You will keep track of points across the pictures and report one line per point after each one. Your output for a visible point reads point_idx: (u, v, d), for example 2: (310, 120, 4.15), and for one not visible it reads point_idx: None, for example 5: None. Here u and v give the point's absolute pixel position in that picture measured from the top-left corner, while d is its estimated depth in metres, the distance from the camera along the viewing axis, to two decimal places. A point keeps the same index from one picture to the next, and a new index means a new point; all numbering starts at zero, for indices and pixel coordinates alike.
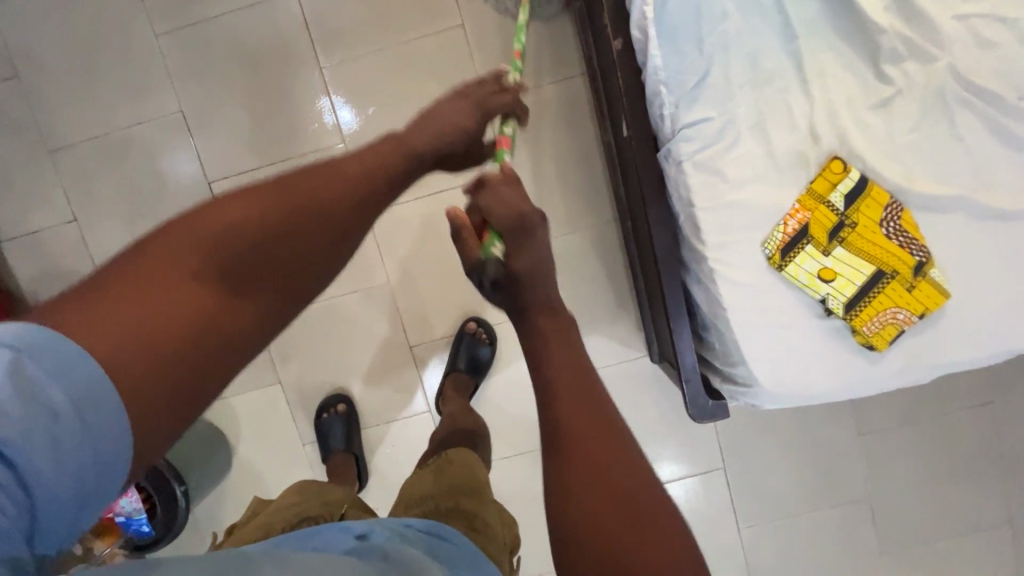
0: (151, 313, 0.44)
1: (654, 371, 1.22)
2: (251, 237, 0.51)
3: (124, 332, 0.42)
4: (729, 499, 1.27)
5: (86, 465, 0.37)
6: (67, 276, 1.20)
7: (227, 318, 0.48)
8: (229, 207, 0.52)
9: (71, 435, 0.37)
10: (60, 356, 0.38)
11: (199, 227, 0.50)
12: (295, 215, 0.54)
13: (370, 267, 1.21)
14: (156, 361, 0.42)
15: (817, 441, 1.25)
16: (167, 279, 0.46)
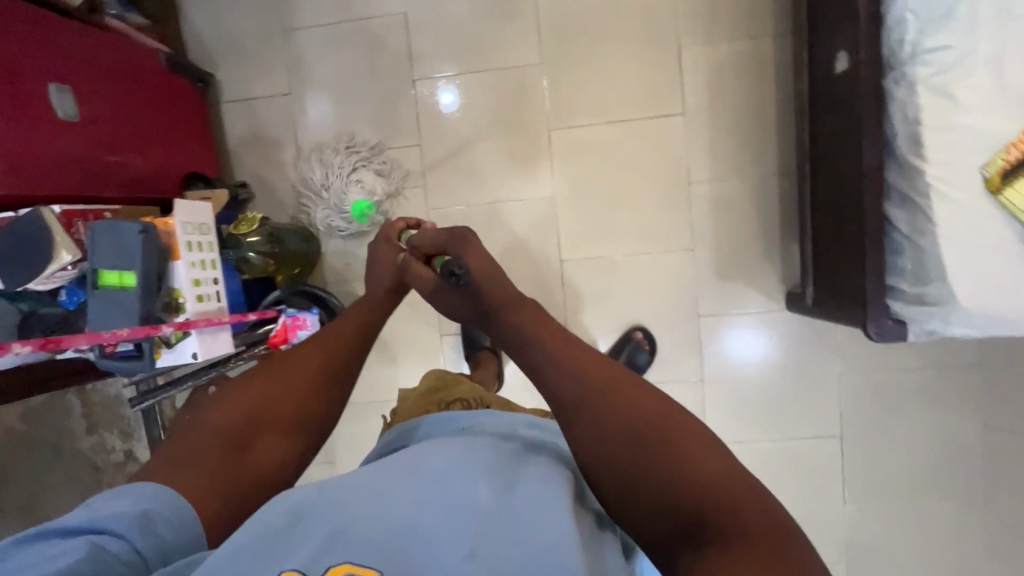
0: (202, 452, 0.58)
1: (786, 326, 1.26)
2: (238, 406, 0.63)
3: (196, 466, 0.56)
4: (838, 469, 1.28)
5: (159, 534, 0.49)
6: (269, 143, 1.34)
7: (252, 463, 0.60)
8: (241, 387, 0.65)
9: (137, 514, 0.49)
10: (139, 493, 0.51)
11: (239, 387, 0.65)
12: (277, 396, 0.66)
13: (538, 181, 1.29)
14: (226, 487, 0.56)
15: (939, 429, 1.25)
16: (208, 439, 0.59)
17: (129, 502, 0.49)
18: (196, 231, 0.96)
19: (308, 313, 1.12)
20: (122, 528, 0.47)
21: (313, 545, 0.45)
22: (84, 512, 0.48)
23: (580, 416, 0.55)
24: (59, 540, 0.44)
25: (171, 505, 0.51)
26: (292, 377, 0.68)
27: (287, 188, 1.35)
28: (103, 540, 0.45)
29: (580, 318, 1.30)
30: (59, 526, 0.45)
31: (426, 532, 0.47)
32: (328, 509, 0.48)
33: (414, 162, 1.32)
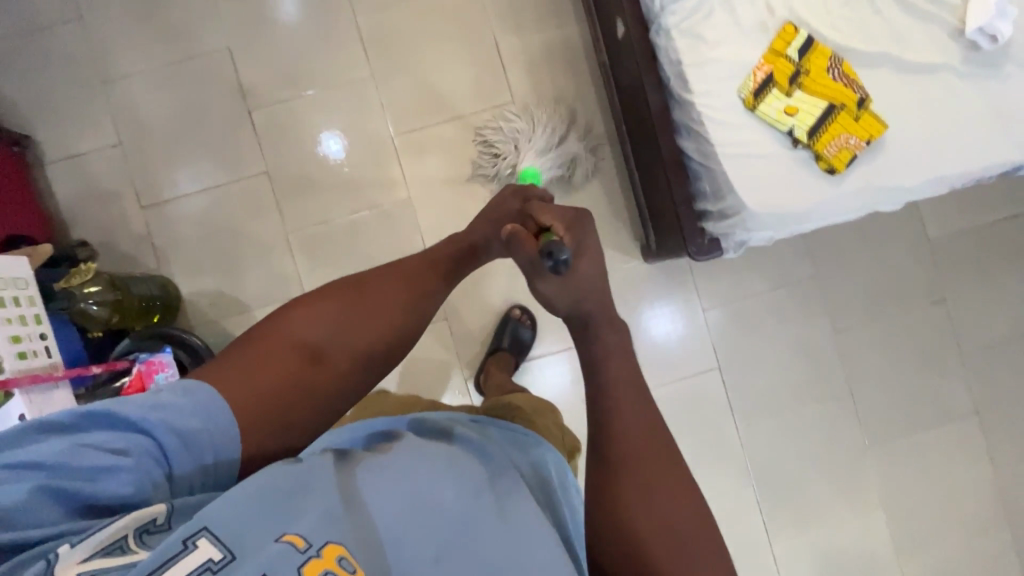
0: (260, 368, 0.56)
1: (648, 275, 1.35)
2: (334, 321, 0.61)
3: (251, 380, 0.55)
4: (725, 398, 1.37)
5: (199, 456, 0.50)
6: (105, 196, 1.28)
7: (319, 386, 0.59)
8: (318, 302, 0.62)
9: (188, 427, 0.50)
10: (196, 399, 0.51)
11: (314, 302, 0.62)
12: (373, 317, 0.63)
13: (393, 185, 1.33)
14: (280, 412, 0.55)
15: (799, 340, 1.38)
16: (269, 352, 0.57)
17: (178, 402, 0.51)
18: (9, 286, 0.90)
19: (163, 355, 1.06)
20: (168, 446, 0.49)
21: (313, 518, 0.45)
22: (139, 402, 0.49)
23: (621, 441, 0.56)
24: (116, 440, 0.47)
25: (209, 419, 0.51)
26: (381, 305, 0.65)
27: (132, 239, 1.29)
28: (143, 453, 0.47)
29: None
30: (120, 418, 0.48)
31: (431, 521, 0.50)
32: (331, 481, 0.49)
33: (266, 188, 1.31)
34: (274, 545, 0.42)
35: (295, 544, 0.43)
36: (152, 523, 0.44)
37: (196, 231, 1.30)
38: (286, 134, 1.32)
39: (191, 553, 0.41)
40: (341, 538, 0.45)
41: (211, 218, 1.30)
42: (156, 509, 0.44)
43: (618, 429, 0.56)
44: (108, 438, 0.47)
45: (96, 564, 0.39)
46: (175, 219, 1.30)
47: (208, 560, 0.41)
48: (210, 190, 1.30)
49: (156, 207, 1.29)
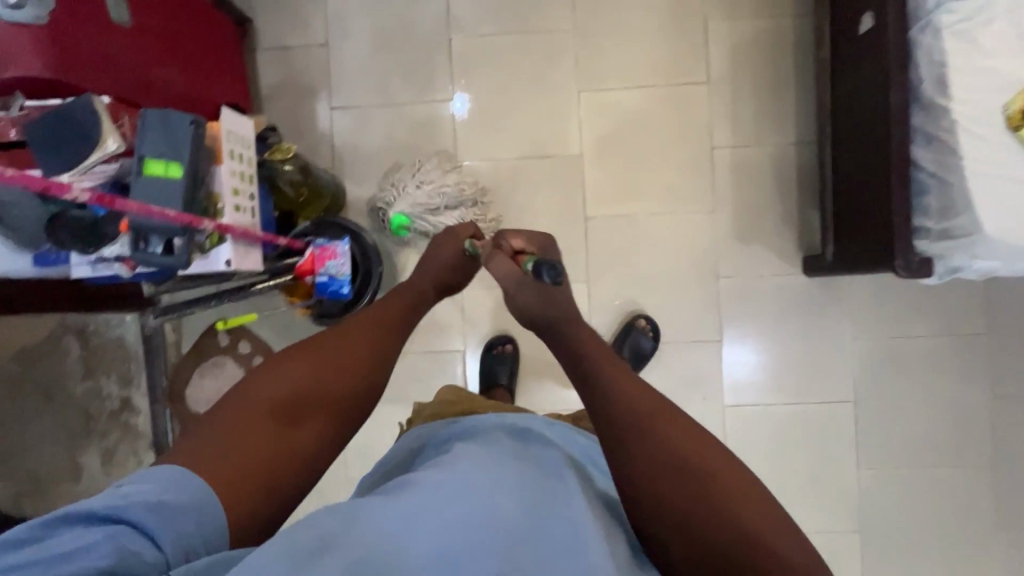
0: (243, 440, 0.62)
1: (803, 290, 1.29)
2: (298, 380, 0.68)
3: (233, 456, 0.61)
4: (853, 435, 1.29)
5: (181, 526, 0.54)
6: (302, 90, 1.35)
7: (295, 442, 0.65)
8: (276, 372, 0.68)
9: (162, 504, 0.53)
10: (162, 479, 0.56)
11: (268, 369, 0.69)
12: (338, 370, 0.70)
13: (567, 139, 1.32)
14: (267, 470, 0.62)
15: (953, 396, 1.27)
16: (241, 422, 0.64)
17: (141, 489, 0.54)
18: (239, 143, 0.96)
19: (338, 245, 1.09)
20: (145, 521, 0.52)
21: (342, 573, 0.48)
22: (103, 496, 0.53)
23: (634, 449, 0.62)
24: (92, 530, 0.50)
25: (181, 487, 0.56)
26: (338, 359, 0.71)
27: (316, 136, 1.35)
28: (122, 533, 0.51)
29: (601, 274, 1.32)
30: (87, 513, 0.51)
31: (465, 567, 0.52)
32: (351, 542, 0.52)
33: (446, 115, 1.34)
34: None
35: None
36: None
37: (373, 142, 1.35)
38: (478, 68, 1.34)
39: None
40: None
41: (390, 133, 1.35)
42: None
43: (620, 421, 0.64)
44: (86, 532, 0.50)
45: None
46: (358, 126, 1.35)
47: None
48: (395, 106, 1.35)
49: (343, 110, 1.35)
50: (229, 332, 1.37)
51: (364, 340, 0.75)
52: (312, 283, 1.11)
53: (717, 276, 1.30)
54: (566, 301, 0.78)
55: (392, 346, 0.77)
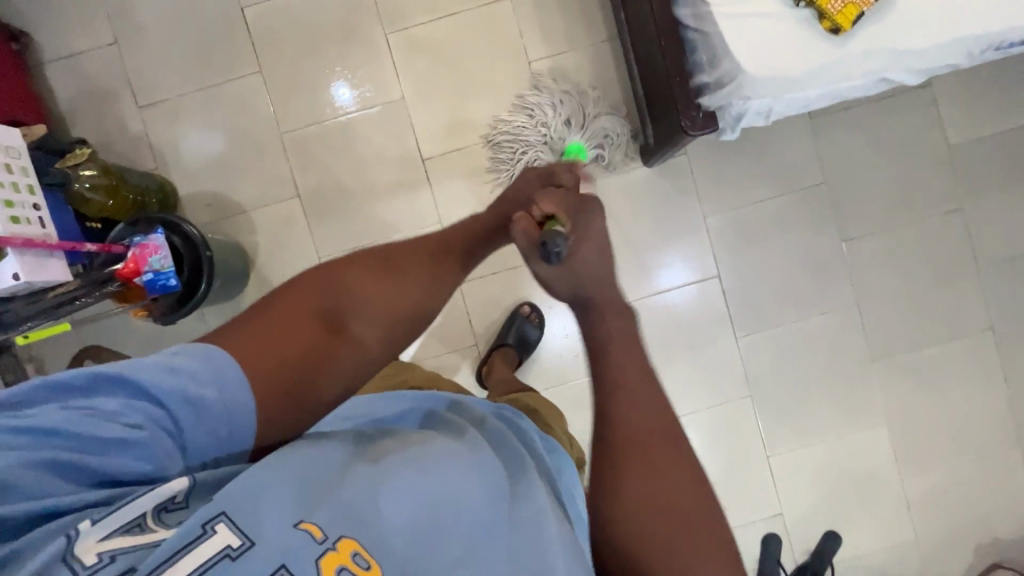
0: (286, 333, 0.58)
1: (647, 181, 1.32)
2: (361, 296, 0.65)
3: (273, 345, 0.57)
4: (723, 307, 1.34)
5: (212, 427, 0.52)
6: (102, 96, 1.29)
7: (341, 357, 0.61)
8: (331, 276, 0.65)
9: (205, 399, 0.51)
10: (213, 364, 0.53)
11: (330, 272, 0.65)
12: (400, 297, 0.67)
13: (386, 85, 1.30)
14: (299, 375, 0.58)
15: (804, 248, 1.33)
16: (286, 319, 0.59)
17: (195, 369, 0.51)
18: (3, 153, 0.92)
19: (155, 239, 1.06)
20: (181, 415, 0.50)
21: (328, 514, 0.46)
22: (159, 366, 0.50)
23: (623, 417, 0.60)
24: (131, 407, 0.48)
25: (230, 388, 0.53)
26: (400, 280, 0.68)
27: (130, 139, 1.29)
28: (156, 420, 0.49)
29: (452, 212, 1.31)
30: (135, 385, 0.48)
31: (448, 519, 0.51)
32: (354, 483, 0.50)
33: (259, 89, 1.30)
34: (293, 530, 0.44)
35: (312, 534, 0.44)
36: (170, 501, 0.46)
37: (192, 132, 1.30)
38: (279, 32, 1.30)
39: (208, 536, 0.42)
40: (356, 531, 0.46)
41: (207, 119, 1.30)
42: (178, 486, 0.47)
43: (653, 467, 0.57)
44: (123, 407, 0.47)
45: (119, 540, 0.41)
46: (172, 119, 1.30)
47: (225, 547, 0.42)
48: (205, 90, 1.30)
49: (152, 107, 1.30)
50: (93, 359, 1.30)
51: (424, 268, 0.71)
52: (142, 284, 1.07)
53: None
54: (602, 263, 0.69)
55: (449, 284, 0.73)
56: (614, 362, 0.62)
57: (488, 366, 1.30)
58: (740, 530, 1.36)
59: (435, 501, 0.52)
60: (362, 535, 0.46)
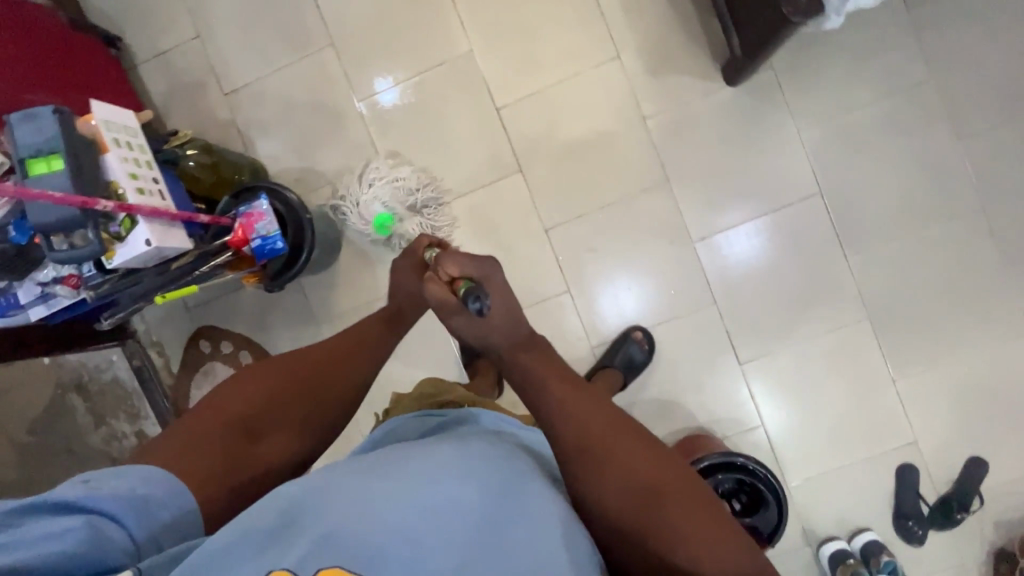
0: (206, 441, 0.65)
1: (732, 100, 1.25)
2: (280, 397, 0.72)
3: (199, 455, 0.63)
4: (830, 224, 1.26)
5: (154, 518, 0.54)
6: (192, 88, 1.36)
7: (262, 455, 0.68)
8: (242, 386, 0.72)
9: (138, 500, 0.53)
10: (140, 473, 0.56)
11: (242, 381, 0.73)
12: (315, 389, 0.75)
13: (454, 38, 1.30)
14: (230, 477, 0.64)
15: (914, 150, 1.23)
16: (207, 429, 0.66)
17: (116, 481, 0.54)
18: (121, 131, 0.98)
19: (260, 206, 1.10)
20: (120, 513, 0.51)
21: (307, 543, 0.47)
22: (77, 485, 0.51)
23: (568, 427, 0.66)
24: (60, 515, 0.48)
25: (157, 483, 0.56)
26: (313, 379, 0.76)
27: (219, 125, 1.35)
28: (97, 520, 0.49)
29: (531, 158, 1.30)
30: (58, 499, 0.49)
31: (440, 534, 0.52)
32: (331, 500, 0.52)
33: (332, 60, 1.33)
34: None
35: None
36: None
37: (274, 111, 1.35)
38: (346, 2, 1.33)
39: None
40: (335, 558, 0.47)
41: (287, 97, 1.35)
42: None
43: (622, 470, 0.63)
44: (52, 519, 0.47)
45: None
46: (255, 101, 1.35)
47: None
48: (282, 69, 1.35)
49: (236, 92, 1.36)
50: (208, 338, 1.39)
51: (335, 362, 0.79)
52: (251, 252, 1.12)
53: (644, 117, 1.27)
54: (501, 331, 0.72)
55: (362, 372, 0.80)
56: (543, 387, 0.70)
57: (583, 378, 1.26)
58: (871, 462, 1.27)
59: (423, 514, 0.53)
60: (337, 553, 0.47)
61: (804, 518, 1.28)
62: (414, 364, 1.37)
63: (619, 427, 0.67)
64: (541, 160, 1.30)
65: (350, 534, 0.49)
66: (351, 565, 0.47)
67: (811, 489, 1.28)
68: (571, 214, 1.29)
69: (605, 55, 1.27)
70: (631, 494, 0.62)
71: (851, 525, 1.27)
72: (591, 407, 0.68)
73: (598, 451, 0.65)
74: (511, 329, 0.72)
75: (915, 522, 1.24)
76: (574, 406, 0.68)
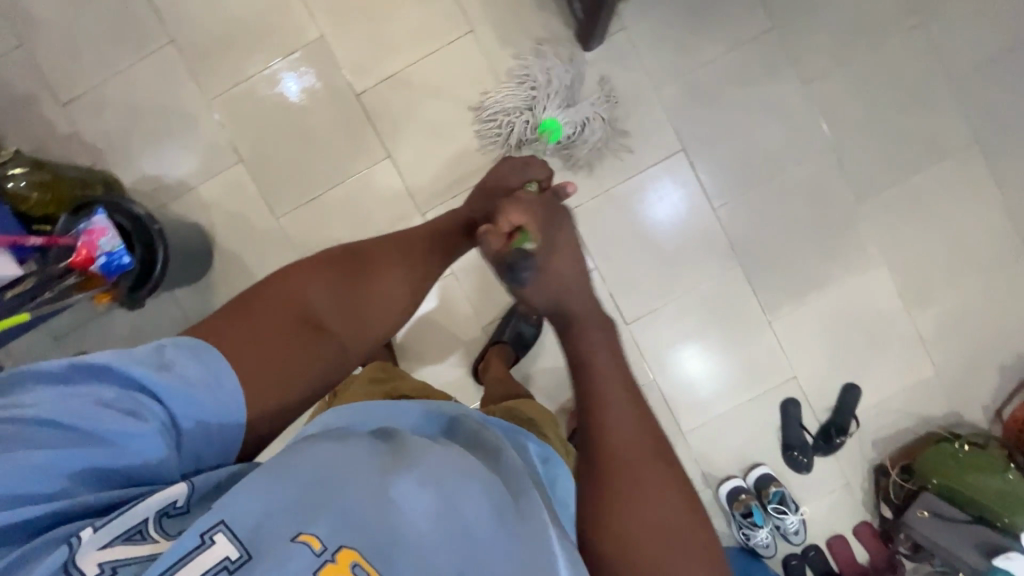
0: (272, 328, 0.58)
1: (590, 66, 1.26)
2: (339, 292, 0.66)
3: (260, 342, 0.56)
4: (696, 180, 1.29)
5: (209, 428, 0.51)
6: (23, 102, 1.26)
7: (326, 352, 0.61)
8: (314, 276, 0.65)
9: (200, 398, 0.51)
10: (200, 362, 0.52)
11: (314, 271, 0.66)
12: (362, 290, 0.69)
13: (303, 25, 1.25)
14: (287, 370, 0.57)
15: (765, 101, 1.28)
16: (276, 313, 0.59)
17: (188, 365, 0.51)
18: None
19: (100, 221, 1.05)
20: (178, 413, 0.49)
21: (334, 525, 0.42)
22: (157, 364, 0.50)
23: (612, 435, 0.62)
24: (124, 397, 0.47)
25: (225, 385, 0.52)
26: (365, 281, 0.70)
27: (61, 139, 1.26)
28: (158, 416, 0.48)
29: (400, 143, 1.27)
30: (127, 377, 0.48)
31: (461, 535, 0.46)
32: (364, 482, 0.46)
33: (176, 59, 1.26)
34: (290, 545, 0.41)
35: (310, 546, 0.41)
36: (171, 506, 0.45)
37: (121, 119, 1.27)
38: None
39: (208, 547, 0.40)
40: (356, 541, 0.42)
41: (132, 102, 1.27)
42: (176, 491, 0.46)
43: (642, 506, 0.59)
44: (126, 401, 0.47)
45: (117, 547, 0.40)
46: (97, 110, 1.26)
47: (224, 559, 0.40)
48: (122, 73, 1.26)
49: (75, 102, 1.26)
50: None
51: (394, 268, 0.74)
52: (99, 271, 1.06)
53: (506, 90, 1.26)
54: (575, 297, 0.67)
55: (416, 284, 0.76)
56: (595, 380, 0.64)
57: (483, 362, 1.29)
58: (758, 401, 1.33)
59: (447, 513, 0.46)
60: (351, 541, 0.42)
61: (702, 462, 1.34)
62: None
63: (650, 464, 0.61)
64: (409, 144, 1.27)
65: (366, 524, 0.43)
66: (366, 548, 0.42)
67: (707, 434, 1.34)
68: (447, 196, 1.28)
69: (460, 31, 1.25)
70: (655, 530, 0.58)
71: (746, 462, 1.35)
72: (640, 427, 0.63)
73: (625, 473, 0.60)
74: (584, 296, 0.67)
75: (800, 452, 1.32)
76: (625, 415, 0.63)
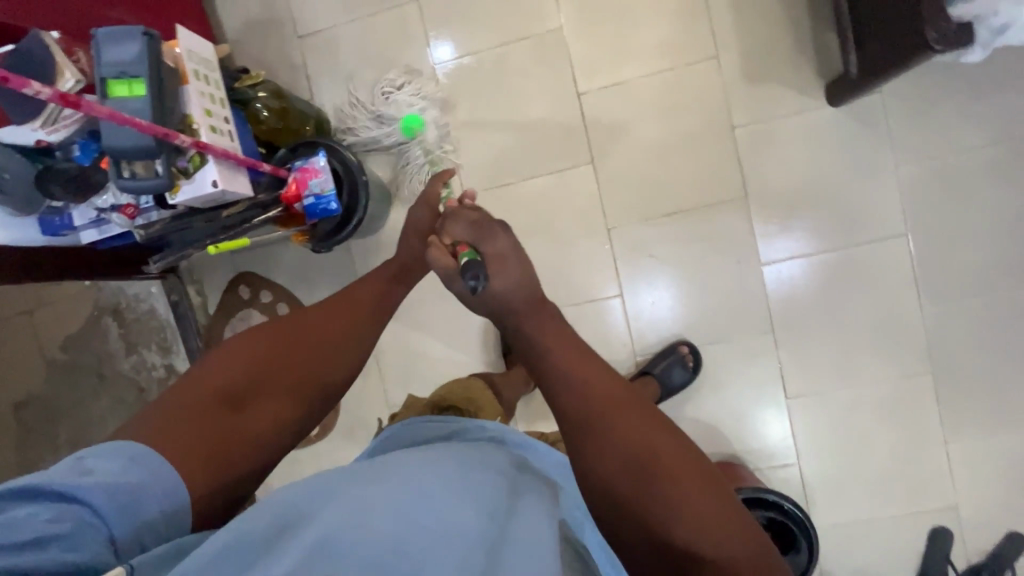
0: (196, 412, 0.60)
1: (831, 122, 1.17)
2: (262, 359, 0.67)
3: (189, 426, 0.58)
4: (910, 269, 1.18)
5: (143, 514, 0.50)
6: (266, 25, 1.31)
7: (254, 425, 0.63)
8: (237, 355, 0.66)
9: (127, 489, 0.49)
10: (130, 454, 0.53)
11: (244, 344, 0.68)
12: (298, 350, 0.70)
13: (546, 11, 1.23)
14: (222, 448, 0.59)
15: (1015, 205, 1.15)
16: (201, 396, 0.62)
17: (99, 462, 0.51)
18: (202, 65, 0.94)
19: (317, 162, 1.06)
20: (105, 503, 0.48)
21: (296, 556, 0.42)
22: (67, 470, 0.49)
23: (574, 405, 0.62)
24: (40, 509, 0.44)
25: (147, 471, 0.52)
26: (290, 335, 0.71)
27: (288, 68, 1.31)
28: (85, 510, 0.46)
29: (606, 151, 1.23)
30: (44, 487, 0.46)
31: (440, 545, 0.46)
32: (331, 509, 0.47)
33: (413, 16, 1.27)
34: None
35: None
36: None
37: (346, 62, 1.30)
38: None
39: None
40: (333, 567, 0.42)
41: (362, 48, 1.29)
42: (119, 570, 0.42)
43: (616, 467, 0.57)
44: (46, 508, 0.45)
45: None
46: (328, 49, 1.30)
47: None
48: (361, 18, 1.29)
49: (310, 37, 1.30)
50: (248, 285, 1.38)
51: (334, 325, 0.74)
52: (302, 209, 1.08)
53: (732, 124, 1.20)
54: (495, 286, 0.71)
55: (355, 339, 0.75)
56: (551, 361, 0.66)
57: None
58: (906, 521, 1.22)
59: (418, 528, 0.46)
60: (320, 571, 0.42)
61: (823, 564, 1.24)
62: (449, 343, 1.34)
63: (609, 412, 0.60)
64: (614, 154, 1.23)
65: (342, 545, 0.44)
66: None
67: (834, 536, 1.24)
68: (638, 216, 1.23)
69: (702, 53, 1.19)
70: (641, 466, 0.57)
71: None
72: (595, 387, 0.62)
73: (587, 432, 0.60)
74: (517, 291, 0.70)
75: None
76: (578, 384, 0.63)
